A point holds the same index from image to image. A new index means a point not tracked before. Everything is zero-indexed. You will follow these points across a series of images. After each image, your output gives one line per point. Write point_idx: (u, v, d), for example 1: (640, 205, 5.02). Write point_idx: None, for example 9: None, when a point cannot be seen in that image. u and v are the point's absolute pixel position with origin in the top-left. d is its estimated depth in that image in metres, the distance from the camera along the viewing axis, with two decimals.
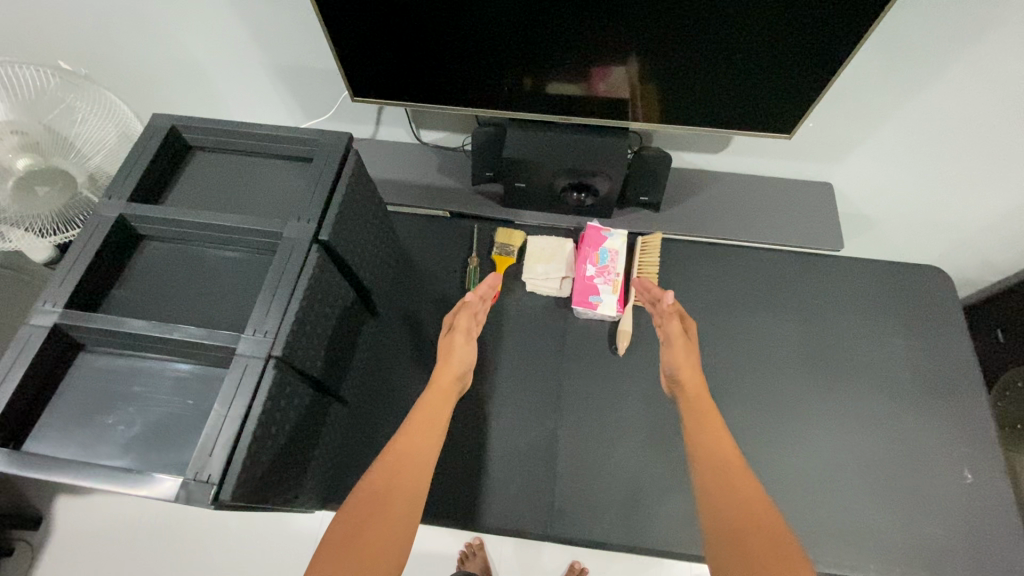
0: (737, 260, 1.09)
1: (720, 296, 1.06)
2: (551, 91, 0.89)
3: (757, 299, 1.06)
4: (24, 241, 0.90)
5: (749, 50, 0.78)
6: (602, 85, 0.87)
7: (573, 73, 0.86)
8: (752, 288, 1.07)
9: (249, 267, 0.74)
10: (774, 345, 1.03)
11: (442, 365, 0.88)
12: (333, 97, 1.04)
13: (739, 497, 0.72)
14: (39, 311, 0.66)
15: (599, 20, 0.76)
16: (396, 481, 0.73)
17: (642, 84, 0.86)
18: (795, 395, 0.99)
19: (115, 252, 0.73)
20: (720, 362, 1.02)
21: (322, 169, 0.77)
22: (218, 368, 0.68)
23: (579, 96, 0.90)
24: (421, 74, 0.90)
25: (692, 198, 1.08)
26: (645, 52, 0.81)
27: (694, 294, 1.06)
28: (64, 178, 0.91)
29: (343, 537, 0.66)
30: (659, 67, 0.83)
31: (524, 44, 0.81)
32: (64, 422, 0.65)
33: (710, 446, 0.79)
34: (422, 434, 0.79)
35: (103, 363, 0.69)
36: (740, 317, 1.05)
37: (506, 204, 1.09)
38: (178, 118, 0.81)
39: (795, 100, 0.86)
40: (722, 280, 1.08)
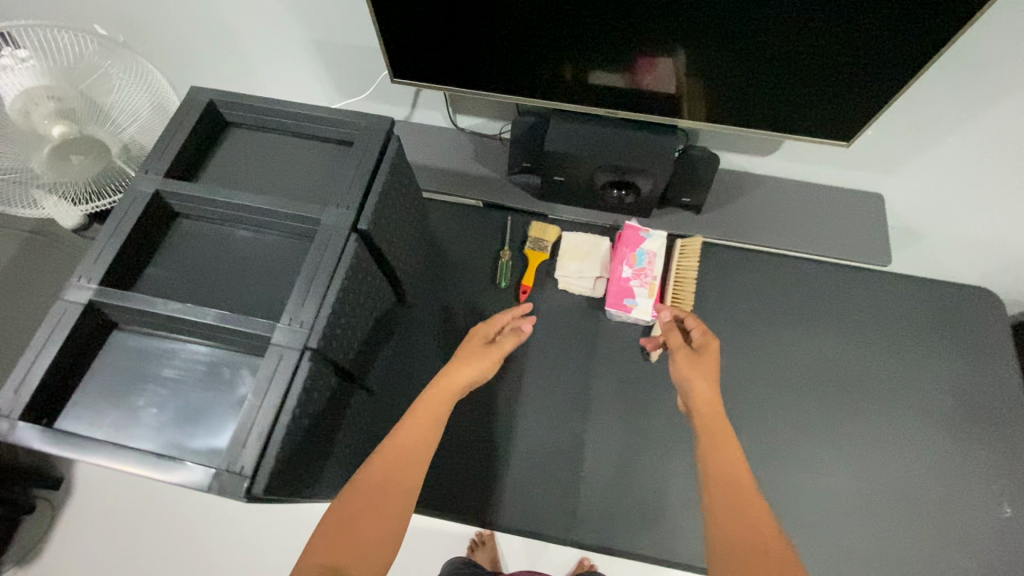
0: (778, 270, 1.05)
1: (758, 306, 1.03)
2: (593, 80, 0.85)
3: (795, 312, 1.03)
4: (56, 210, 0.89)
5: (811, 50, 0.74)
6: (647, 78, 0.83)
7: (618, 64, 0.81)
8: (791, 300, 1.04)
9: (284, 252, 0.72)
10: (811, 361, 1.00)
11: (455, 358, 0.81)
12: (370, 77, 1.01)
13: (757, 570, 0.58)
14: (74, 287, 0.65)
15: (654, 9, 0.72)
16: (395, 474, 0.67)
17: (689, 80, 0.82)
18: (827, 414, 0.97)
19: (148, 229, 0.71)
20: (753, 374, 0.99)
21: (363, 156, 0.75)
22: (251, 355, 0.67)
23: (621, 89, 0.86)
24: (462, 57, 0.86)
25: (736, 202, 1.04)
26: (699, 47, 0.77)
27: (730, 303, 1.03)
28: (97, 146, 0.89)
29: (338, 532, 0.61)
30: (711, 63, 0.79)
31: (569, 31, 0.78)
32: (97, 399, 0.64)
33: (729, 488, 0.66)
34: (423, 425, 0.72)
35: (136, 342, 0.68)
36: (777, 330, 1.02)
37: (542, 198, 1.06)
38: (216, 93, 0.79)
39: (855, 106, 0.81)
40: (761, 289, 1.04)
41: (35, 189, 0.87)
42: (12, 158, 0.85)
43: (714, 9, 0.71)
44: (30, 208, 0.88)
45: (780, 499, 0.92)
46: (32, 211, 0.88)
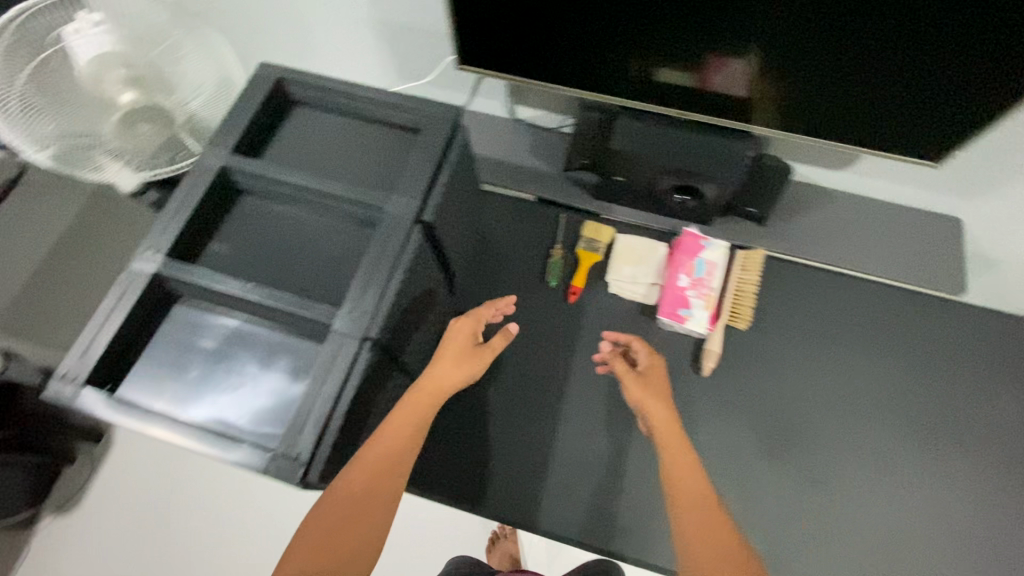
0: (843, 291, 1.00)
1: (818, 327, 0.99)
2: (656, 76, 0.82)
3: (856, 336, 0.98)
4: (119, 175, 0.89)
5: (896, 61, 0.70)
6: (717, 79, 0.80)
7: (686, 61, 0.79)
8: (853, 324, 0.99)
9: (343, 238, 0.71)
10: (868, 388, 0.95)
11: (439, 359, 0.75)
12: (431, 61, 0.98)
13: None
14: (141, 257, 0.66)
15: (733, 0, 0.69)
16: (377, 485, 0.63)
17: (762, 84, 0.78)
18: (883, 446, 0.92)
19: (213, 204, 0.72)
20: (808, 398, 0.95)
21: (429, 145, 0.74)
22: (307, 339, 0.67)
23: (687, 89, 0.83)
24: (529, 47, 0.83)
25: (802, 216, 1.00)
26: (778, 50, 0.73)
27: (789, 321, 0.99)
28: (164, 116, 0.89)
29: (319, 538, 0.60)
30: (788, 68, 0.75)
31: (641, 24, 0.75)
32: (157, 369, 0.65)
33: (697, 514, 0.63)
34: (405, 429, 0.67)
35: (196, 317, 0.68)
36: (837, 353, 0.98)
37: (597, 196, 1.02)
38: (283, 70, 0.78)
39: (940, 120, 0.75)
40: (821, 309, 1.00)
41: (99, 153, 0.87)
42: (81, 123, 0.84)
43: (796, 1, 0.67)
44: (93, 173, 0.87)
45: (825, 528, 0.89)
46: (95, 175, 0.88)
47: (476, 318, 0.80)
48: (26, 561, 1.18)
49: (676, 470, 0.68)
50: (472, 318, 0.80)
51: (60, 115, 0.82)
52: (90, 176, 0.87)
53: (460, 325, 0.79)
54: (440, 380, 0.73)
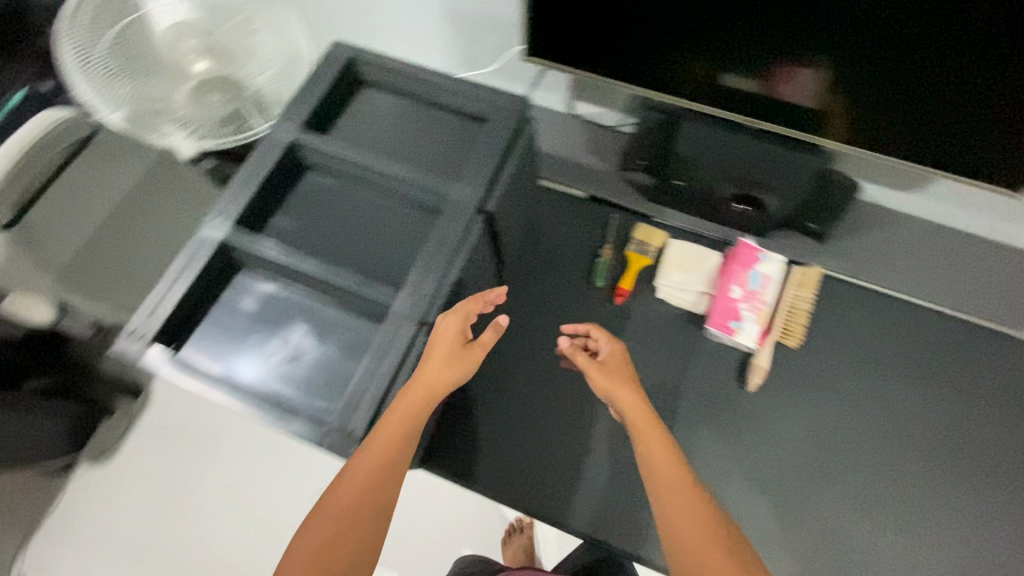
0: (910, 317, 0.95)
1: (875, 351, 0.94)
2: (723, 81, 0.81)
3: (917, 364, 0.93)
4: (175, 139, 0.86)
5: (978, 82, 0.68)
6: (785, 87, 0.78)
7: (756, 67, 0.77)
8: (914, 351, 0.94)
9: (403, 221, 0.72)
10: (927, 420, 0.90)
11: (426, 360, 0.61)
12: (496, 50, 0.98)
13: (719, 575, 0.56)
14: (211, 223, 0.67)
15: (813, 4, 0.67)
16: (371, 489, 0.54)
17: (832, 96, 0.76)
18: (939, 482, 0.87)
19: (280, 177, 0.73)
20: (862, 426, 0.90)
21: (497, 135, 0.73)
22: (363, 318, 0.68)
23: (753, 95, 0.81)
24: (599, 43, 0.82)
25: (863, 236, 0.97)
26: (853, 61, 0.71)
27: (844, 343, 0.94)
28: (233, 88, 0.89)
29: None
30: (861, 80, 0.73)
31: (714, 25, 0.74)
32: (218, 335, 0.66)
33: (677, 501, 0.61)
34: (395, 439, 0.56)
35: (255, 287, 0.69)
36: (897, 382, 0.92)
37: (651, 199, 1.01)
38: (356, 50, 0.79)
39: (1018, 147, 0.72)
40: (882, 334, 0.95)
41: (165, 117, 0.85)
42: (154, 89, 0.85)
43: (876, 12, 0.66)
44: (150, 133, 0.84)
45: (876, 568, 0.83)
46: (151, 137, 0.84)
47: (463, 311, 0.65)
48: (62, 506, 1.22)
49: (652, 458, 0.65)
50: (457, 313, 0.64)
51: (136, 80, 0.84)
52: (149, 136, 0.84)
53: (446, 322, 0.64)
54: (427, 384, 0.59)
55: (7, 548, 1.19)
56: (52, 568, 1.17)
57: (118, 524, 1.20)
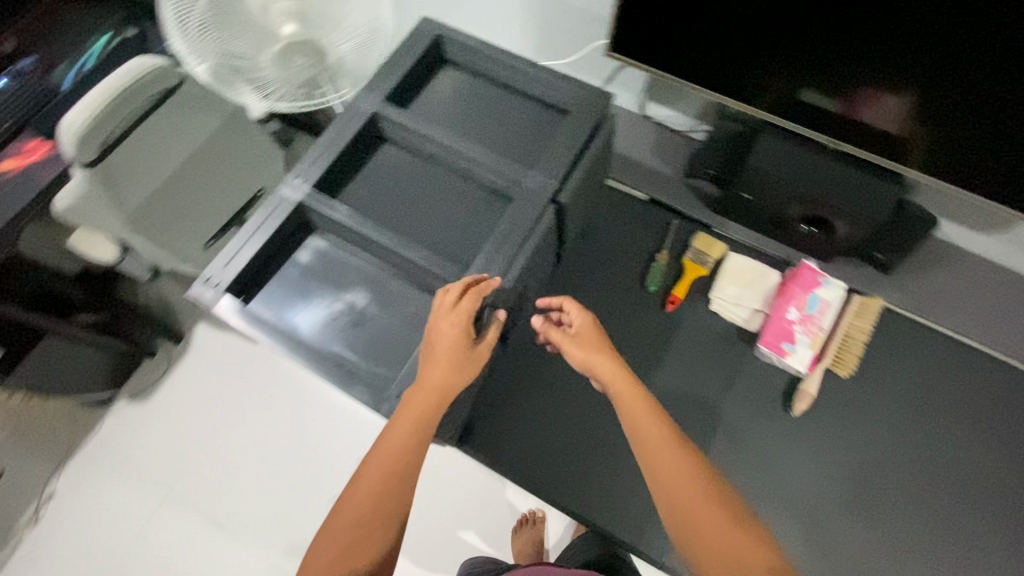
0: (970, 362, 0.91)
1: (932, 393, 0.91)
2: (804, 98, 0.79)
3: (975, 412, 0.89)
4: (248, 97, 0.90)
5: None
6: (866, 111, 0.76)
7: (836, 86, 0.76)
8: (974, 398, 0.90)
9: (475, 203, 0.72)
10: (978, 471, 0.87)
11: (429, 364, 0.61)
12: (576, 43, 0.98)
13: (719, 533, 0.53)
14: (289, 184, 0.69)
15: (916, 25, 0.65)
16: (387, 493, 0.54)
17: (914, 124, 0.74)
18: (983, 536, 0.84)
19: (359, 146, 0.74)
20: (908, 466, 0.87)
21: (577, 128, 0.73)
22: (426, 294, 0.69)
23: (830, 114, 0.79)
24: (684, 46, 0.81)
25: (931, 273, 0.94)
26: (940, 89, 0.70)
27: (899, 380, 0.91)
28: (318, 54, 0.90)
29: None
30: (947, 110, 0.71)
31: (801, 40, 0.73)
32: (287, 293, 0.69)
33: (669, 466, 0.57)
34: (410, 440, 0.57)
35: (327, 251, 0.71)
36: (948, 427, 0.89)
37: (713, 209, 1.00)
38: (444, 28, 0.79)
39: None
40: (940, 375, 0.91)
41: (245, 77, 0.88)
42: (243, 46, 0.86)
43: (975, 41, 0.64)
44: (229, 89, 0.89)
45: None
46: (229, 92, 0.89)
47: (464, 314, 0.61)
48: (99, 435, 1.28)
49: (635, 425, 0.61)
50: (461, 316, 0.61)
51: (227, 34, 0.84)
52: (226, 92, 0.89)
53: (445, 325, 0.61)
54: (435, 388, 0.59)
55: (47, 467, 1.26)
56: (85, 491, 1.24)
57: (151, 459, 1.25)
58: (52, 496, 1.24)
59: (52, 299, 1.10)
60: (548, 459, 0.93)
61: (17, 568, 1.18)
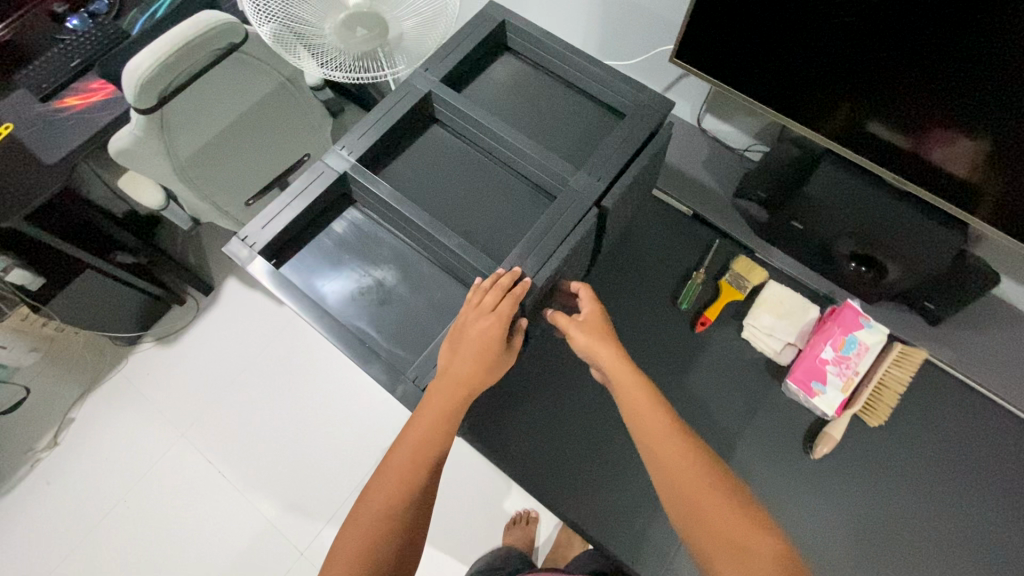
0: (1014, 433, 0.86)
1: (966, 458, 0.86)
2: (873, 130, 0.76)
3: (1011, 485, 0.84)
4: (307, 64, 0.88)
5: None
6: (937, 152, 0.72)
7: (910, 122, 0.72)
8: (1012, 471, 0.84)
9: (516, 196, 0.71)
10: (1007, 549, 0.81)
11: (454, 356, 0.61)
12: (641, 44, 0.95)
13: (725, 532, 0.53)
14: (336, 153, 0.69)
15: (1008, 71, 0.61)
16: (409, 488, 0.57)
17: (988, 172, 0.70)
18: None
19: (409, 124, 0.74)
20: (928, 530, 0.83)
21: (632, 132, 0.71)
22: (454, 281, 0.69)
23: (898, 151, 0.76)
24: (752, 61, 0.78)
25: (984, 331, 0.89)
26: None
27: (933, 438, 0.87)
28: (378, 27, 0.89)
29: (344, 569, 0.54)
30: None
31: (878, 69, 0.69)
32: (318, 262, 0.69)
33: (674, 463, 0.57)
34: (431, 437, 0.59)
35: (364, 225, 0.71)
36: (980, 497, 0.84)
37: (759, 233, 0.96)
38: (510, 13, 0.78)
39: None
40: (978, 441, 0.86)
41: (306, 41, 0.88)
42: (308, 14, 0.87)
43: None
44: (290, 54, 0.87)
45: None
46: (290, 57, 0.87)
47: (500, 318, 0.59)
48: (123, 372, 1.33)
49: (641, 420, 0.60)
50: (495, 317, 0.59)
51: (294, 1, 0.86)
52: (286, 57, 0.86)
53: (475, 323, 0.60)
54: (460, 387, 0.60)
55: (73, 392, 1.32)
56: (103, 421, 1.29)
57: (168, 403, 1.29)
58: (71, 422, 1.29)
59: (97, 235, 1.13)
60: (553, 465, 0.91)
61: (31, 484, 1.24)
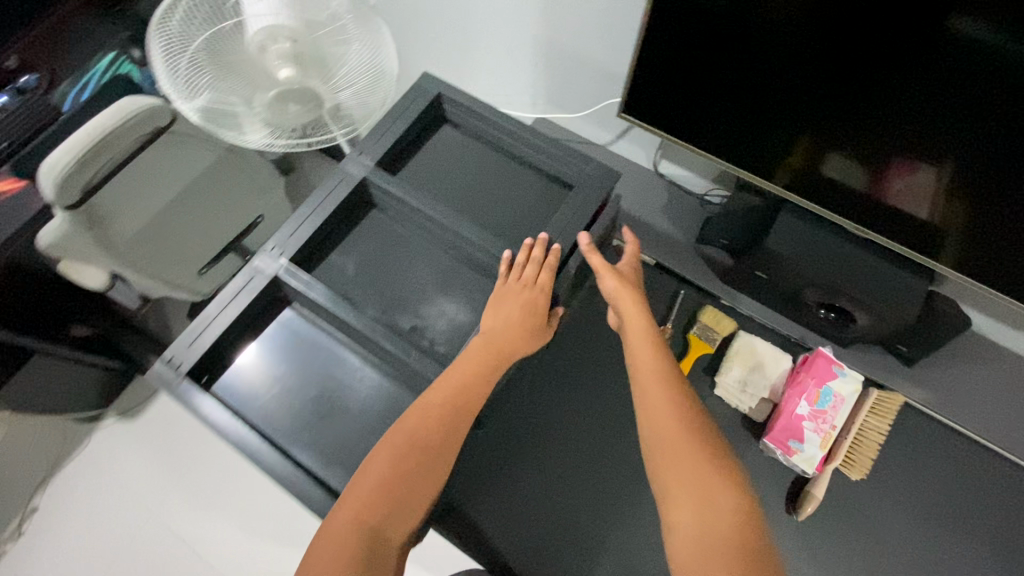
0: (1008, 478, 0.81)
1: (962, 510, 0.80)
2: (828, 173, 0.73)
3: (1010, 537, 0.79)
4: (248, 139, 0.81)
5: None
6: (894, 190, 0.70)
7: (864, 161, 0.69)
8: (1011, 520, 0.79)
9: (463, 283, 0.68)
10: None
11: (495, 318, 0.62)
12: (589, 97, 0.93)
13: (687, 455, 0.61)
14: (265, 253, 0.65)
15: (956, 109, 0.59)
16: (434, 436, 0.56)
17: (945, 208, 0.68)
18: None
19: (345, 212, 0.70)
20: None
21: (580, 207, 0.68)
22: (400, 383, 0.64)
23: (855, 192, 0.73)
24: (701, 112, 0.76)
25: (958, 371, 0.87)
26: (975, 172, 0.63)
27: (926, 491, 0.82)
28: (312, 101, 0.80)
29: (371, 494, 0.53)
30: (978, 197, 0.65)
31: (826, 112, 0.67)
32: (253, 374, 0.64)
33: (667, 411, 0.65)
34: (467, 390, 0.58)
35: (301, 326, 0.67)
36: (983, 555, 0.78)
37: (724, 279, 0.93)
38: (446, 88, 0.75)
39: None
40: (972, 491, 0.81)
41: (238, 119, 0.79)
42: (234, 93, 0.79)
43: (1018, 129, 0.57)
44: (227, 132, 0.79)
45: None
46: (230, 134, 0.80)
47: (542, 287, 0.63)
48: (86, 452, 1.26)
49: (644, 362, 0.69)
50: (537, 288, 0.62)
51: (220, 81, 0.78)
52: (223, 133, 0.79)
53: (517, 293, 0.63)
54: (497, 345, 0.60)
55: (30, 481, 1.25)
56: (65, 510, 1.22)
57: (133, 485, 1.24)
58: (35, 511, 1.23)
59: (45, 318, 1.06)
60: None
61: None
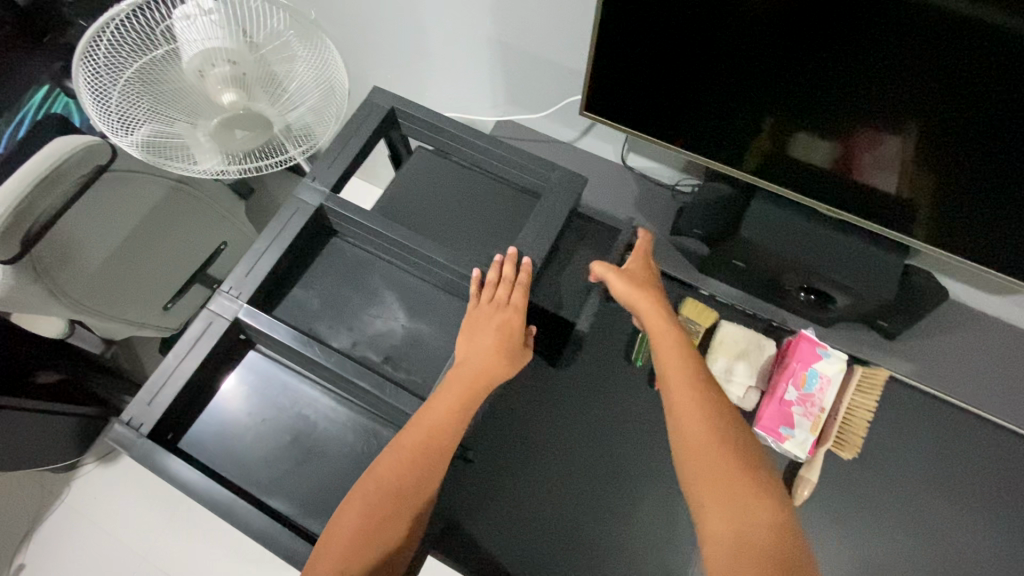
0: (991, 441, 0.83)
1: (951, 475, 0.82)
2: (793, 154, 0.71)
3: (997, 495, 0.81)
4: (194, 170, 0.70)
5: None
6: (862, 164, 0.68)
7: (830, 137, 0.67)
8: (996, 480, 0.81)
9: (435, 306, 0.66)
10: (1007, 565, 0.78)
11: (470, 346, 0.60)
12: (549, 96, 0.91)
13: (720, 464, 0.56)
14: (221, 296, 0.62)
15: (914, 74, 0.57)
16: (417, 473, 0.54)
17: (911, 178, 0.67)
18: None
19: (304, 243, 0.67)
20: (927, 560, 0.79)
21: (548, 217, 0.65)
22: (378, 416, 0.62)
23: (822, 170, 0.72)
24: (663, 104, 0.74)
25: (937, 339, 0.87)
26: (940, 137, 0.61)
27: (915, 460, 0.83)
28: (262, 125, 0.71)
29: (345, 550, 0.51)
30: (944, 164, 0.64)
31: (787, 92, 0.65)
32: (222, 422, 0.61)
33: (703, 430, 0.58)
34: (449, 423, 0.56)
35: (269, 367, 0.64)
36: (974, 516, 0.80)
37: (701, 269, 0.92)
38: (399, 103, 0.72)
39: None
40: (958, 455, 0.83)
41: (180, 149, 0.69)
42: (176, 125, 0.69)
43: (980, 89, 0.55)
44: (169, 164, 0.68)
45: None
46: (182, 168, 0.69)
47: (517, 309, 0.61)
48: (67, 504, 1.21)
49: (673, 374, 0.64)
50: (510, 309, 0.61)
51: (158, 114, 0.68)
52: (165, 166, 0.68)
53: (490, 314, 0.61)
54: (476, 372, 0.58)
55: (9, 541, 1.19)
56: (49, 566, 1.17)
57: (120, 532, 1.19)
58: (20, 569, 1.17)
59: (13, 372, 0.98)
60: None
61: None
